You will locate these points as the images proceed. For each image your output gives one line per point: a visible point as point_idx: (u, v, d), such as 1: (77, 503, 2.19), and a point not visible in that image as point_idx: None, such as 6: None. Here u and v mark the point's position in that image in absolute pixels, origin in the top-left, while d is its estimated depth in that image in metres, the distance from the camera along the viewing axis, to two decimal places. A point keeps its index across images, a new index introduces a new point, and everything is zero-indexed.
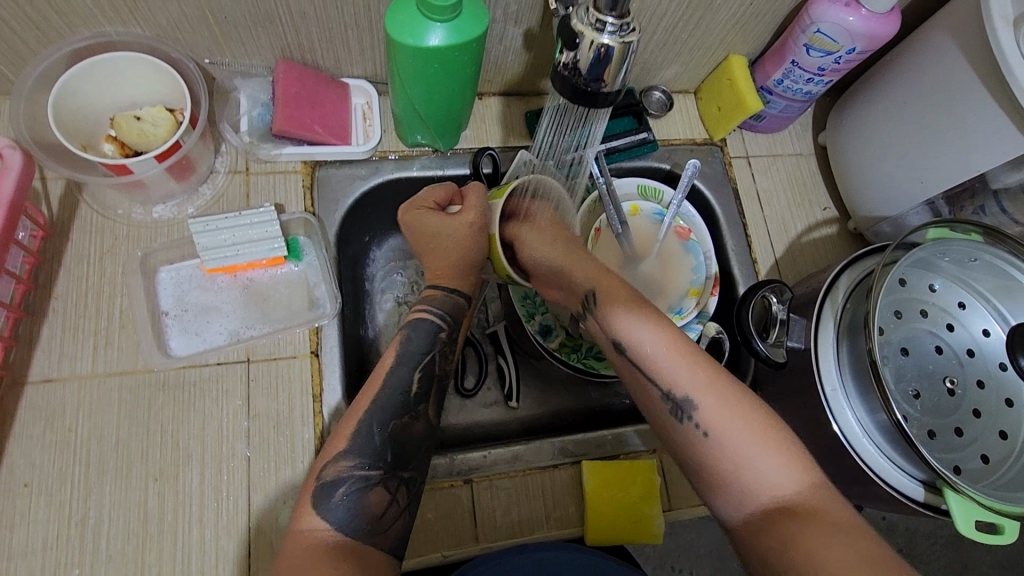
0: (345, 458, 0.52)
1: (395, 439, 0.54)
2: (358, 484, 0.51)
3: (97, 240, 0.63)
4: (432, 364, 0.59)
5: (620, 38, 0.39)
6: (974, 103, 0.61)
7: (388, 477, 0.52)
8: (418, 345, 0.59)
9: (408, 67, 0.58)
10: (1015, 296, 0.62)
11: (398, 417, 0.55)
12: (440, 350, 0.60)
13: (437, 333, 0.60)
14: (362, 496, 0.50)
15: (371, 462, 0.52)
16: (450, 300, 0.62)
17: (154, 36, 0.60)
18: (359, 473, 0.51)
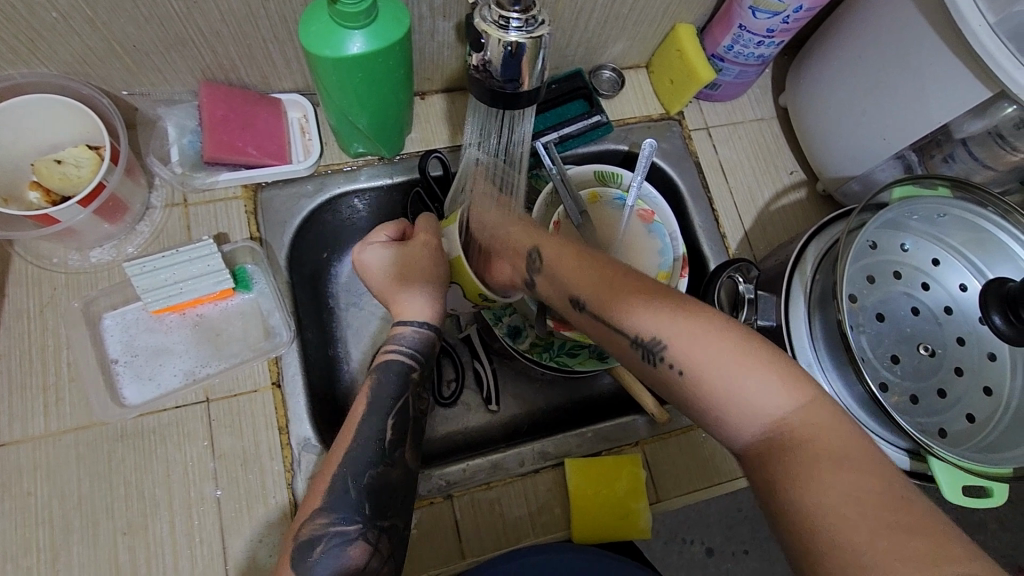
0: (320, 516, 0.50)
1: (370, 488, 0.52)
2: (335, 541, 0.49)
3: (35, 293, 0.60)
4: (406, 408, 0.56)
5: (528, 34, 0.37)
6: (928, 53, 0.59)
7: (365, 528, 0.51)
8: (389, 391, 0.56)
9: (331, 79, 0.55)
10: (988, 248, 0.60)
11: (375, 466, 0.53)
12: (413, 389, 0.57)
13: (407, 373, 0.57)
14: (342, 551, 0.49)
15: (347, 516, 0.50)
16: (417, 337, 0.58)
17: (62, 73, 0.57)
18: (336, 529, 0.50)
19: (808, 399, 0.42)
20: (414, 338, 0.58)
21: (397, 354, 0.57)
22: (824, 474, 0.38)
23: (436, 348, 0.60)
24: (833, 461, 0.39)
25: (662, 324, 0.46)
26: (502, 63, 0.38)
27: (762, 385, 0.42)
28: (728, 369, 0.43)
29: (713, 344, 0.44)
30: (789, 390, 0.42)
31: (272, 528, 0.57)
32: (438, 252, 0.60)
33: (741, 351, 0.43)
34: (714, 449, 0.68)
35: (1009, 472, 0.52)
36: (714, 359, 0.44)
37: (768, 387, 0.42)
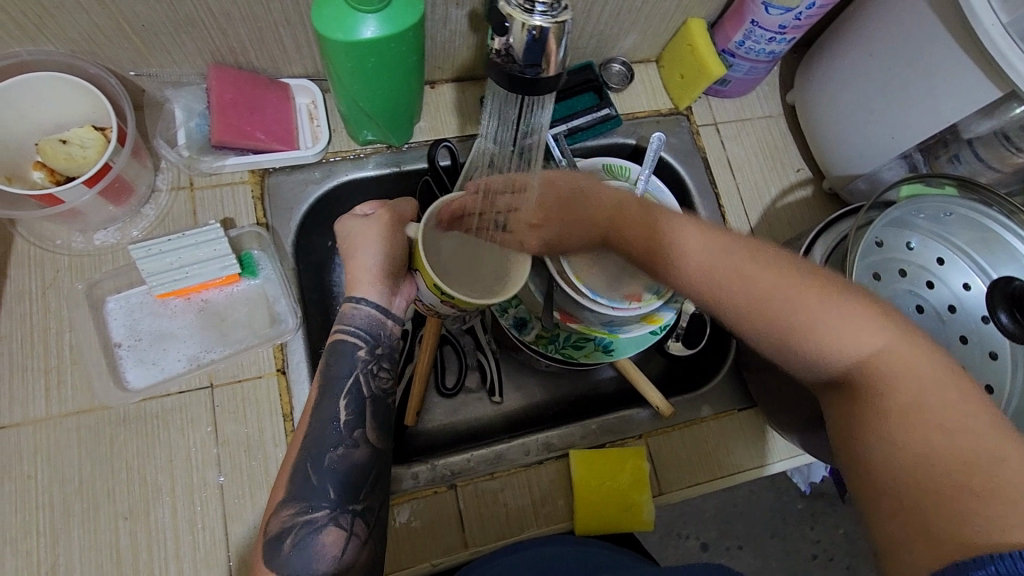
0: (284, 507, 0.49)
1: (335, 472, 0.51)
2: (305, 530, 0.49)
3: (38, 274, 0.59)
4: (359, 388, 0.55)
5: (553, 18, 0.36)
6: (940, 52, 0.59)
7: (337, 513, 0.50)
8: (343, 370, 0.55)
9: (343, 64, 0.54)
10: (993, 248, 0.60)
11: (335, 450, 0.52)
12: (365, 368, 0.56)
13: (356, 354, 0.56)
14: (313, 539, 0.48)
15: (314, 503, 0.50)
16: (360, 313, 0.57)
17: (69, 52, 0.56)
18: (303, 518, 0.49)
19: (898, 342, 0.46)
20: (363, 316, 0.57)
21: (346, 334, 0.57)
22: (933, 436, 0.42)
23: (385, 330, 0.58)
24: (951, 438, 0.42)
25: (720, 247, 0.52)
26: (525, 48, 0.38)
27: (856, 332, 0.46)
28: (811, 311, 0.47)
29: (766, 276, 0.49)
30: (879, 334, 0.46)
31: None
32: (397, 230, 0.58)
33: (831, 299, 0.47)
34: (717, 442, 0.68)
35: None
36: (759, 281, 0.49)
37: (864, 334, 0.46)
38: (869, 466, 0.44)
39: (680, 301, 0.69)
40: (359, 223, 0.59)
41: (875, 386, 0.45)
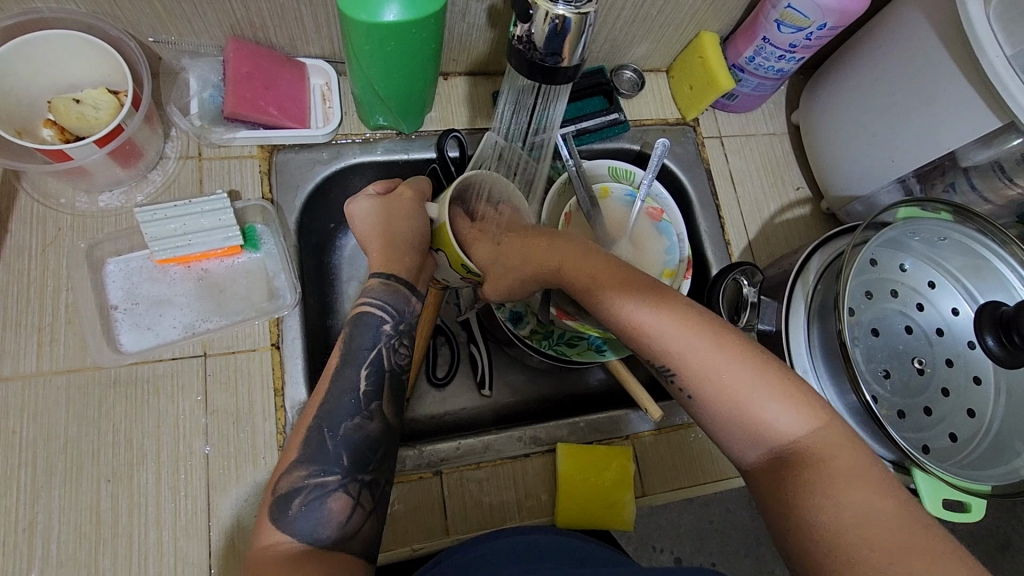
0: (299, 467, 0.49)
1: (348, 440, 0.52)
2: (315, 493, 0.48)
3: (39, 231, 0.59)
4: (380, 359, 0.56)
5: (575, 9, 0.39)
6: (944, 82, 0.60)
7: (346, 481, 0.50)
8: (367, 342, 0.56)
9: (363, 44, 0.55)
10: (983, 276, 0.61)
11: (352, 417, 0.52)
12: (387, 343, 0.57)
13: (381, 326, 0.57)
14: (322, 504, 0.48)
15: (326, 468, 0.50)
16: (387, 287, 0.58)
17: (90, 12, 0.56)
18: (314, 481, 0.49)
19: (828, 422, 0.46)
20: (393, 292, 0.58)
21: (373, 306, 0.57)
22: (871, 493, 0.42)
23: (408, 307, 0.59)
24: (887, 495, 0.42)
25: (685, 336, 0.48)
26: (546, 38, 0.40)
27: (783, 411, 0.46)
28: (748, 385, 0.46)
29: (718, 354, 0.47)
30: (804, 414, 0.46)
31: (259, 488, 0.57)
32: (420, 206, 0.58)
33: (763, 371, 0.47)
34: (703, 448, 0.69)
35: (989, 489, 0.53)
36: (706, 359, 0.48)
37: (785, 411, 0.45)
38: (831, 533, 0.41)
39: None
40: (372, 202, 0.59)
41: (793, 457, 0.44)
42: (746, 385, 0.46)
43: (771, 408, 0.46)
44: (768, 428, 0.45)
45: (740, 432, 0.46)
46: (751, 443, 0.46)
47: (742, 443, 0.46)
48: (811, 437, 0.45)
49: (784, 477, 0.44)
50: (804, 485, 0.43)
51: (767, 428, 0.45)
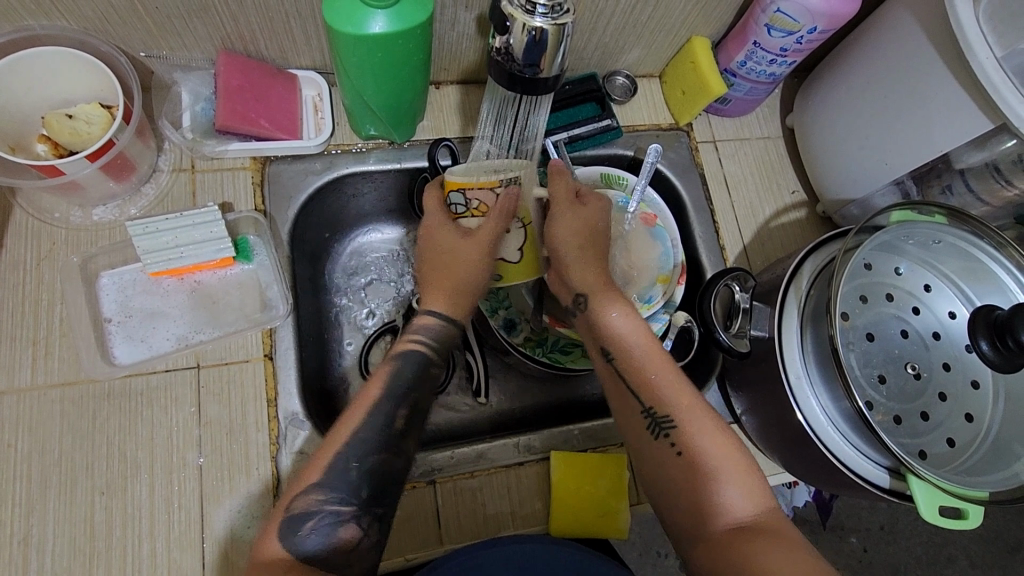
0: (317, 491, 0.49)
1: (371, 472, 0.50)
2: (326, 520, 0.48)
3: (34, 245, 0.60)
4: (420, 399, 0.55)
5: (552, 20, 0.39)
6: (937, 83, 0.60)
7: (360, 513, 0.49)
8: (409, 373, 0.56)
9: (350, 57, 0.55)
10: (980, 279, 0.61)
11: (378, 452, 0.51)
12: (427, 380, 0.57)
13: (426, 364, 0.57)
14: (332, 532, 0.47)
15: (342, 497, 0.49)
16: (436, 327, 0.59)
17: (82, 29, 0.57)
18: (330, 508, 0.48)
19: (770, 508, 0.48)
20: (436, 330, 0.59)
21: (418, 343, 0.58)
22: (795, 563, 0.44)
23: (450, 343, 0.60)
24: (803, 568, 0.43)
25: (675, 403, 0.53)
26: (524, 49, 0.40)
27: (734, 487, 0.49)
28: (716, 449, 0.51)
29: (699, 422, 0.52)
30: (752, 498, 0.49)
31: (251, 499, 0.57)
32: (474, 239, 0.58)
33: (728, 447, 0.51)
34: None
35: (987, 496, 0.53)
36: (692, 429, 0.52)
37: (739, 492, 0.49)
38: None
39: (670, 311, 0.71)
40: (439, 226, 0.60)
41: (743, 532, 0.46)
42: (723, 459, 0.50)
43: (726, 482, 0.49)
44: (719, 504, 0.48)
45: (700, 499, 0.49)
46: (700, 516, 0.49)
47: (693, 512, 0.49)
48: (757, 521, 0.47)
49: (715, 550, 0.46)
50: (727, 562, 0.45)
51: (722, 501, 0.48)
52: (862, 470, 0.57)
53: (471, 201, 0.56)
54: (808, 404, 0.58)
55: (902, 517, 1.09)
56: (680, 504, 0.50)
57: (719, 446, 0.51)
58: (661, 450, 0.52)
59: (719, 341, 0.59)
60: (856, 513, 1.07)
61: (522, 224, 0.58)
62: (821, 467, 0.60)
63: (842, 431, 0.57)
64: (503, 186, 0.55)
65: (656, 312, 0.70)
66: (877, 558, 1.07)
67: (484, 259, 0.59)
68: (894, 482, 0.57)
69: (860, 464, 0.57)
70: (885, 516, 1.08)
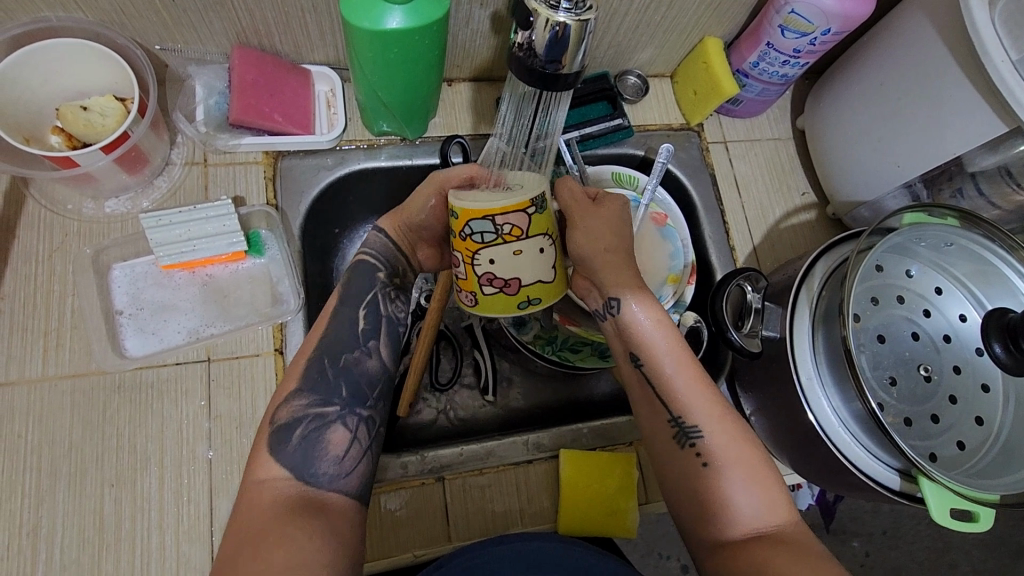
0: (297, 398, 0.52)
1: (349, 372, 0.55)
2: (314, 424, 0.51)
3: (46, 237, 0.60)
4: (387, 320, 0.59)
5: (575, 16, 0.39)
6: (951, 86, 0.60)
7: (346, 413, 0.53)
8: (362, 287, 0.59)
9: (366, 53, 0.55)
10: (991, 282, 0.61)
11: (350, 351, 0.55)
12: (382, 291, 0.60)
13: (376, 274, 0.60)
14: (324, 433, 0.51)
15: (326, 399, 0.52)
16: (378, 241, 0.61)
17: (98, 21, 0.57)
18: (314, 411, 0.52)
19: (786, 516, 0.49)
20: (382, 243, 0.61)
21: (366, 256, 0.60)
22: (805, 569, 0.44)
23: (402, 262, 0.62)
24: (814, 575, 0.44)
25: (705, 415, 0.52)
26: (546, 45, 0.41)
27: (750, 494, 0.49)
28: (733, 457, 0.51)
29: (720, 429, 0.52)
30: (769, 506, 0.49)
31: None
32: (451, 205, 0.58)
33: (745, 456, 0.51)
34: None
35: (998, 498, 0.52)
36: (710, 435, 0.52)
37: (756, 499, 0.49)
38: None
39: (681, 311, 0.71)
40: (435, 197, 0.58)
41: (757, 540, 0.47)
42: (740, 465, 0.51)
43: (742, 489, 0.50)
44: (732, 512, 0.49)
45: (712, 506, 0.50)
46: (717, 523, 0.49)
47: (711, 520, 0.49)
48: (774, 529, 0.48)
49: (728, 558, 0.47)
50: (739, 570, 0.46)
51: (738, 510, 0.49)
52: (872, 472, 0.57)
53: (502, 225, 0.46)
54: (819, 405, 0.58)
55: (906, 521, 1.09)
56: (694, 510, 0.51)
57: (739, 454, 0.51)
58: (687, 458, 0.52)
59: (732, 341, 0.59)
60: (859, 517, 1.07)
61: (550, 241, 0.50)
62: (831, 468, 0.60)
63: (853, 433, 0.57)
64: (533, 208, 0.47)
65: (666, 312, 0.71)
66: (879, 562, 1.07)
67: (518, 290, 0.50)
68: (905, 484, 0.57)
69: (871, 466, 0.57)
70: (889, 521, 1.08)
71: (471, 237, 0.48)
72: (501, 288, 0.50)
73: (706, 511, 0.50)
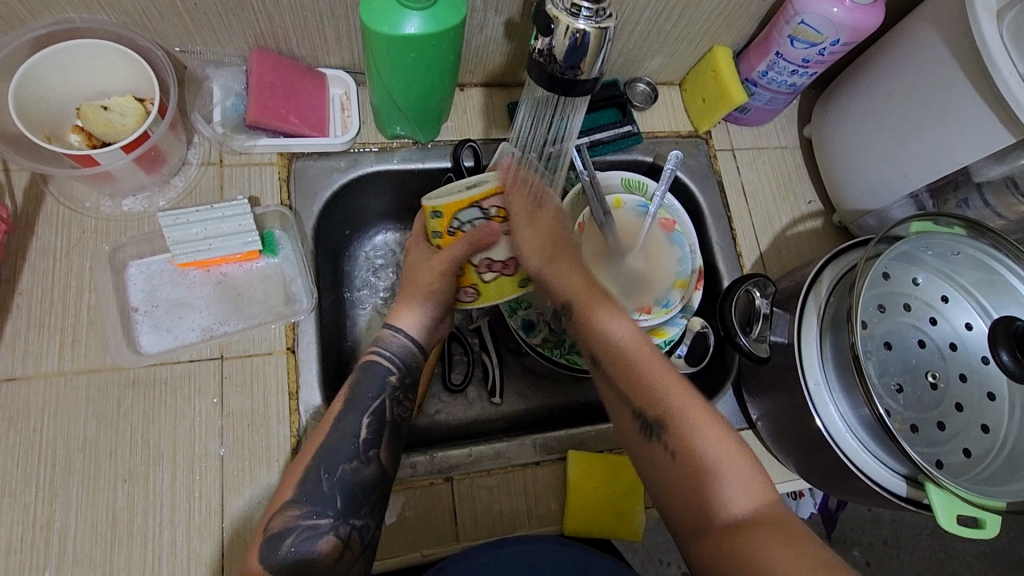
0: (291, 507, 0.52)
1: (344, 483, 0.54)
2: (307, 534, 0.51)
3: (64, 233, 0.61)
4: (382, 408, 0.58)
5: (595, 23, 0.40)
6: (958, 97, 0.61)
7: (338, 523, 0.52)
8: (371, 390, 0.58)
9: (384, 57, 0.56)
10: (997, 291, 0.61)
11: (349, 462, 0.54)
12: (391, 395, 0.59)
13: (386, 377, 0.59)
14: (313, 543, 0.51)
15: (319, 510, 0.52)
16: (396, 340, 0.61)
17: (120, 22, 0.58)
18: (307, 522, 0.52)
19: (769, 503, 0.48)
20: (397, 342, 0.61)
21: (380, 356, 0.60)
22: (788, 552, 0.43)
23: (418, 361, 0.62)
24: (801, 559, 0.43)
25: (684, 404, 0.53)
26: (565, 52, 0.42)
27: (734, 482, 0.49)
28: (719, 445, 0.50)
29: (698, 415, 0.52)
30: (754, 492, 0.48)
31: (270, 491, 0.57)
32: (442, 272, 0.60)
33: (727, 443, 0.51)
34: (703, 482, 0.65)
35: (1004, 505, 0.53)
36: (691, 421, 0.52)
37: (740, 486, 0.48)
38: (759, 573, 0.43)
39: (687, 315, 0.71)
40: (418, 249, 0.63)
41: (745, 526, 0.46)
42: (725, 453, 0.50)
43: (726, 475, 0.49)
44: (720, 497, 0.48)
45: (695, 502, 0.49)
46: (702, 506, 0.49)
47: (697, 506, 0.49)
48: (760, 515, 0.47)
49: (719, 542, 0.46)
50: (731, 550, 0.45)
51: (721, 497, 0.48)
52: (879, 477, 0.57)
53: (489, 211, 0.57)
54: (826, 411, 0.59)
55: (906, 530, 1.09)
56: (683, 504, 0.50)
57: (719, 440, 0.51)
58: (655, 449, 0.52)
59: (740, 345, 0.59)
60: (859, 525, 1.07)
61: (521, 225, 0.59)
62: (838, 473, 0.60)
63: (860, 438, 0.58)
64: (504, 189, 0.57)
65: (673, 316, 0.71)
66: (880, 571, 1.07)
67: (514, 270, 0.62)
68: (911, 490, 0.57)
69: (877, 472, 0.57)
70: (890, 530, 1.08)
71: (461, 228, 0.58)
72: (499, 271, 0.62)
73: (699, 495, 0.49)
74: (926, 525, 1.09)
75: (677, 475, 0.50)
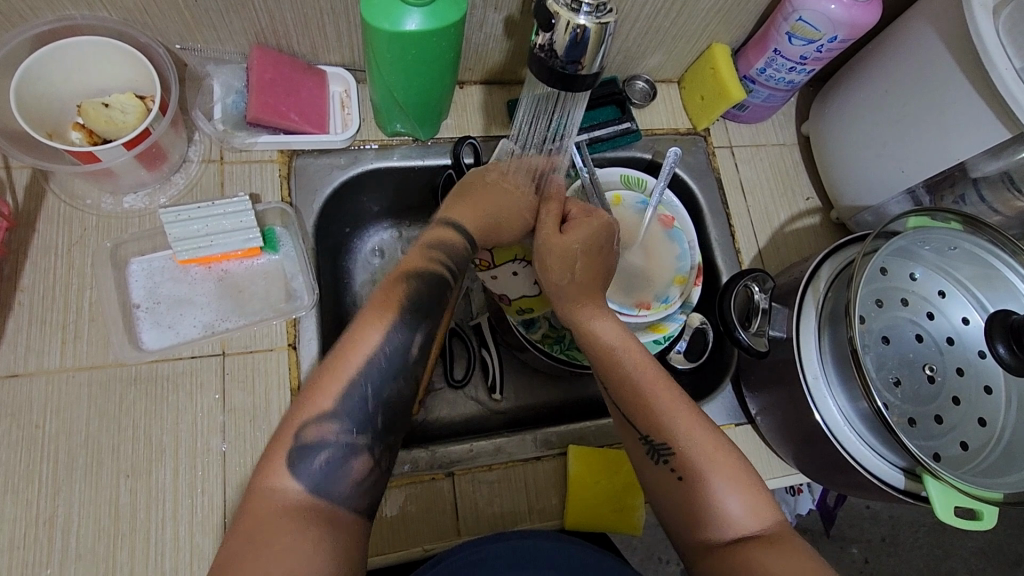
0: (329, 418, 0.47)
1: (388, 406, 0.49)
2: (340, 451, 0.46)
3: (65, 231, 0.61)
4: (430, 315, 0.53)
5: (596, 18, 0.41)
6: (955, 93, 0.61)
7: (374, 443, 0.48)
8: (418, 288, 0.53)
9: (384, 53, 0.57)
10: (994, 286, 0.62)
11: (394, 379, 0.50)
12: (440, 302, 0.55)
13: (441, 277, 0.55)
14: (347, 460, 0.46)
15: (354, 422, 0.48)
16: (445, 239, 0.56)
17: (122, 19, 0.58)
18: (346, 438, 0.47)
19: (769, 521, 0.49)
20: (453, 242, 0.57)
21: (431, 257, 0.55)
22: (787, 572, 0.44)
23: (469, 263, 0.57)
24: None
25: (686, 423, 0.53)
26: (566, 47, 0.42)
27: (735, 497, 0.49)
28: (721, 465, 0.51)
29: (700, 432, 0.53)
30: (756, 510, 0.49)
31: None
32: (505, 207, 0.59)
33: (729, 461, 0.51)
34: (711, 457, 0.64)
35: (1000, 496, 0.53)
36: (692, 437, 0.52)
37: (739, 502, 0.49)
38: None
39: (687, 311, 0.71)
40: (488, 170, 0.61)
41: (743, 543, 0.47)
42: (721, 468, 0.51)
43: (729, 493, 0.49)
44: (719, 516, 0.49)
45: (685, 525, 0.50)
46: (704, 523, 0.49)
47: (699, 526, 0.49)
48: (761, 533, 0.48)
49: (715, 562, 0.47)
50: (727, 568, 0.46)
51: (722, 513, 0.49)
52: (878, 470, 0.58)
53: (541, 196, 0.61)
54: (826, 406, 0.59)
55: (904, 527, 1.10)
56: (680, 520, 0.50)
57: (716, 457, 0.51)
58: (661, 473, 0.52)
59: (739, 340, 0.60)
60: (857, 522, 1.08)
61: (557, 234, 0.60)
62: (837, 467, 0.61)
63: (859, 432, 0.58)
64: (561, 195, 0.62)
65: (673, 313, 0.70)
66: (878, 568, 1.07)
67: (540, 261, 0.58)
68: (909, 483, 0.57)
69: (876, 464, 0.58)
70: (888, 527, 1.09)
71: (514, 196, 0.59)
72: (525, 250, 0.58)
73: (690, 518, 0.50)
74: (924, 522, 1.10)
75: (675, 496, 0.51)
